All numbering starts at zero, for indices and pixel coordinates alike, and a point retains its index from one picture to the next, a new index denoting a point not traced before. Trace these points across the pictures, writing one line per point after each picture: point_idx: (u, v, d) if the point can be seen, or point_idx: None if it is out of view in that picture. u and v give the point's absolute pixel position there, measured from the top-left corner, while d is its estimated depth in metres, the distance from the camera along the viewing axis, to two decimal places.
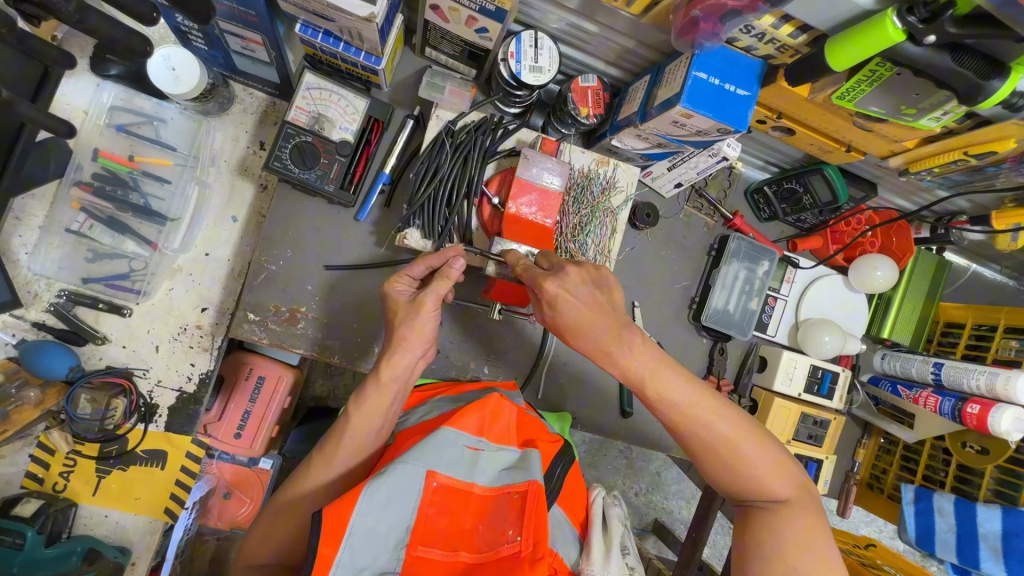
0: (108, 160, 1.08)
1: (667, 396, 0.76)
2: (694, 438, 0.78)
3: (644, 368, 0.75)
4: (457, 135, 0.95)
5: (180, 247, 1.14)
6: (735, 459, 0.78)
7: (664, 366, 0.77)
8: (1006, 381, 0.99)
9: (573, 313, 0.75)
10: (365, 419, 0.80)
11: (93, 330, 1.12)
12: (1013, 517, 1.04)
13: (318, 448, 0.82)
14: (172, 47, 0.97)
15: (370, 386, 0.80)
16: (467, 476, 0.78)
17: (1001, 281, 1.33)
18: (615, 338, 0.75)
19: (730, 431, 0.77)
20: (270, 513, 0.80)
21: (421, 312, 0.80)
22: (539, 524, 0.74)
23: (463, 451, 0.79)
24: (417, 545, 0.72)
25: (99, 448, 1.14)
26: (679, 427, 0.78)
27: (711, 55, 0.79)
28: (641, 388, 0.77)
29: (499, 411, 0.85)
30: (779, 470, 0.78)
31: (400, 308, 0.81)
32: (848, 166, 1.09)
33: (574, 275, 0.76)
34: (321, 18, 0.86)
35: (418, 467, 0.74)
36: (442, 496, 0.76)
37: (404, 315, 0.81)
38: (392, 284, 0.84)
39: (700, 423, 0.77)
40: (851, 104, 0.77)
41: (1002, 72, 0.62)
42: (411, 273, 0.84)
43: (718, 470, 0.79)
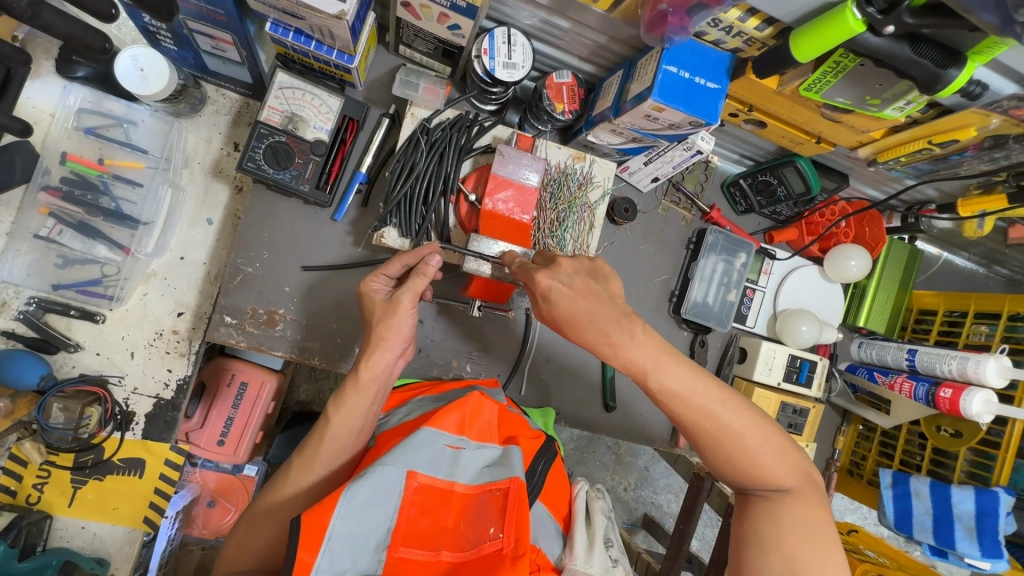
0: (76, 163, 1.05)
1: (669, 386, 0.75)
2: (697, 428, 0.77)
3: (647, 359, 0.74)
4: (432, 133, 0.95)
5: (154, 251, 1.12)
6: (741, 450, 0.77)
7: (669, 356, 0.75)
8: (976, 365, 1.01)
9: (563, 305, 0.74)
10: (346, 420, 0.80)
11: (65, 338, 1.10)
12: (986, 497, 1.01)
13: (298, 451, 0.81)
14: (140, 47, 0.96)
15: (349, 386, 0.80)
16: (448, 474, 0.78)
17: (971, 268, 1.36)
18: (614, 327, 0.73)
19: (733, 421, 0.77)
20: (249, 519, 0.79)
21: (399, 311, 0.80)
22: (521, 520, 0.74)
23: (443, 450, 0.79)
24: (399, 546, 0.72)
25: (74, 458, 1.12)
26: (682, 418, 0.77)
27: (680, 49, 0.80)
28: (646, 378, 0.75)
29: (479, 409, 0.85)
30: (783, 458, 0.78)
31: (378, 306, 0.81)
32: (820, 158, 1.11)
33: (562, 266, 0.75)
34: (290, 16, 0.85)
35: (398, 469, 0.74)
36: (423, 496, 0.76)
37: (382, 314, 0.80)
38: (368, 284, 0.83)
39: (702, 413, 0.76)
40: (818, 95, 0.79)
41: (959, 62, 0.64)
42: (388, 271, 0.84)
43: (721, 460, 0.78)
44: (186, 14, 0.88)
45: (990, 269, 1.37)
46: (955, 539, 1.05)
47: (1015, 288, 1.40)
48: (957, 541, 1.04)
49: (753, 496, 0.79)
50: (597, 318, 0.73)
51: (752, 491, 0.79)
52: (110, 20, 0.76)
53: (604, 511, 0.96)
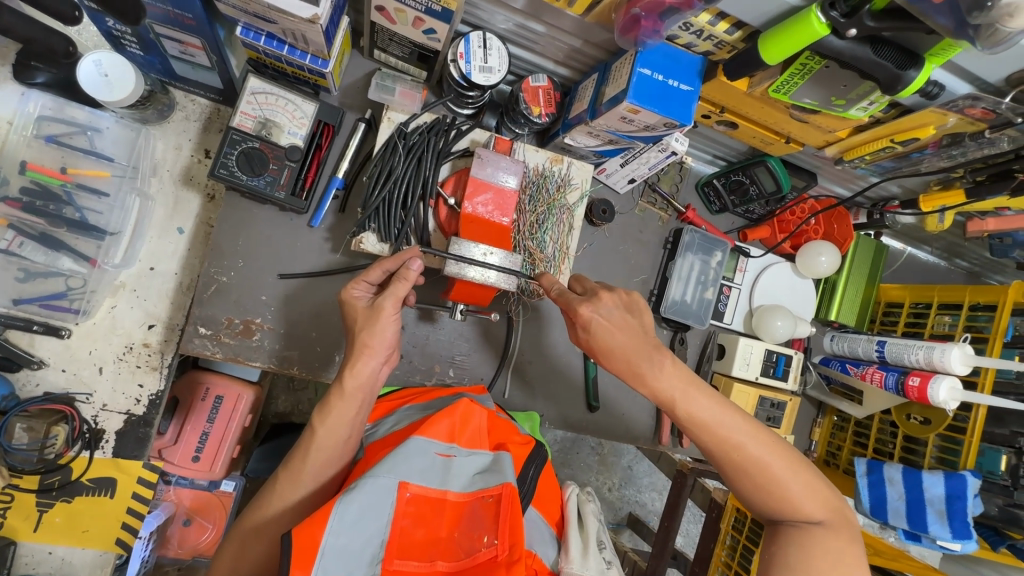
0: (36, 172, 1.00)
1: (695, 414, 0.80)
2: (725, 457, 0.80)
3: (672, 388, 0.79)
4: (409, 137, 0.94)
5: (122, 262, 1.09)
6: (771, 482, 0.79)
7: (694, 386, 0.81)
8: (942, 354, 1.05)
9: (603, 337, 0.80)
10: (331, 432, 0.78)
11: (28, 355, 1.06)
12: (956, 481, 1.04)
13: (284, 463, 0.79)
14: (103, 52, 0.93)
15: (334, 395, 0.78)
16: (440, 484, 0.78)
17: (933, 261, 1.42)
18: (645, 360, 0.79)
19: (760, 453, 0.79)
20: (234, 539, 0.76)
21: (381, 316, 0.78)
22: (516, 526, 0.74)
23: (434, 459, 0.79)
24: (394, 558, 0.71)
25: (39, 480, 1.07)
26: (712, 449, 0.80)
27: (653, 52, 0.82)
28: (675, 406, 0.80)
29: (468, 414, 0.85)
30: (811, 491, 0.79)
31: (359, 311, 0.81)
32: (789, 158, 1.14)
33: (607, 301, 0.82)
34: (261, 20, 0.84)
35: (390, 480, 0.73)
36: (416, 507, 0.75)
37: (365, 321, 0.79)
38: (349, 292, 0.82)
39: (730, 444, 0.79)
40: (786, 96, 0.81)
41: (918, 63, 0.66)
42: (369, 278, 0.83)
43: (748, 487, 0.80)
44: (153, 19, 0.86)
45: (951, 262, 1.43)
46: (927, 523, 1.08)
47: (974, 279, 1.47)
48: (930, 525, 1.08)
49: (783, 525, 0.80)
50: (631, 350, 0.79)
51: (780, 521, 0.80)
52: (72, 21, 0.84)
53: (596, 514, 0.96)
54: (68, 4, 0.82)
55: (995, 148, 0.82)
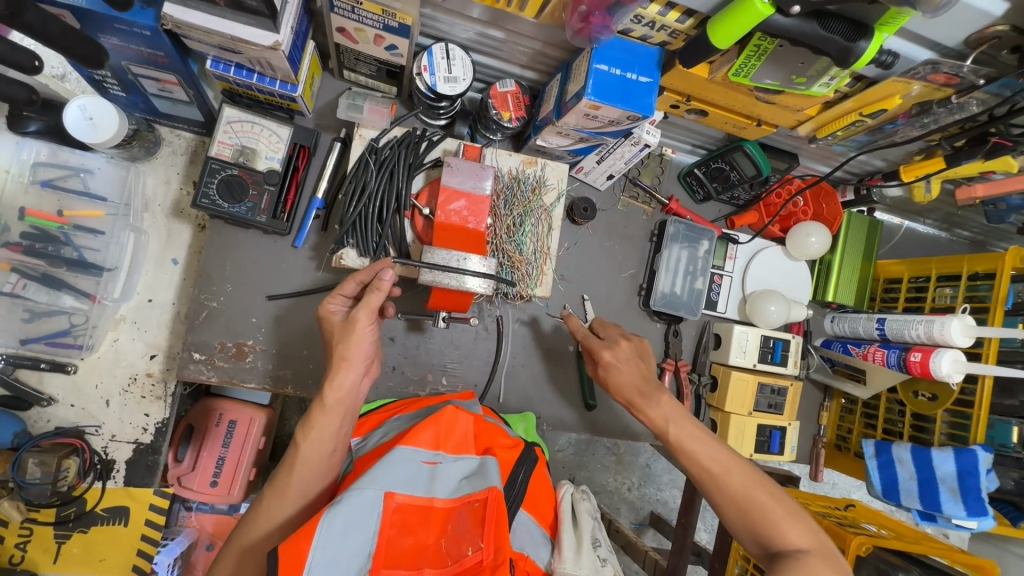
0: (36, 217, 1.04)
1: (685, 442, 0.89)
2: (710, 483, 0.86)
3: (665, 415, 0.91)
4: (380, 152, 0.96)
5: (121, 296, 1.14)
6: (753, 507, 0.84)
7: (683, 418, 0.91)
8: (942, 327, 1.03)
9: (616, 375, 0.93)
10: (316, 447, 0.79)
11: (37, 392, 1.10)
12: (966, 456, 1.01)
13: (271, 480, 0.80)
14: (88, 96, 0.96)
15: (317, 411, 0.80)
16: (426, 491, 0.78)
17: (933, 233, 1.38)
18: (644, 393, 0.92)
19: (740, 479, 0.85)
20: (226, 559, 0.77)
21: (355, 328, 0.80)
22: (502, 532, 0.74)
23: (420, 467, 0.79)
24: (381, 568, 0.71)
25: (56, 513, 1.12)
26: (699, 475, 0.88)
27: (609, 48, 0.82)
28: (667, 434, 0.91)
29: (454, 421, 0.86)
30: (794, 519, 0.82)
31: (337, 329, 0.82)
32: (766, 140, 1.14)
33: (625, 348, 0.93)
34: (228, 52, 0.86)
35: (374, 491, 0.73)
36: (402, 516, 0.75)
37: (342, 334, 0.81)
38: (325, 310, 0.85)
39: (714, 470, 0.87)
40: (747, 79, 0.80)
41: (867, 33, 0.65)
42: (343, 291, 0.84)
43: (733, 514, 0.84)
44: (129, 60, 0.90)
45: (952, 232, 1.40)
46: (940, 501, 1.04)
47: (978, 248, 1.43)
48: (943, 503, 1.04)
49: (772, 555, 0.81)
50: (637, 385, 0.92)
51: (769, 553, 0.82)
52: (33, 71, 0.80)
53: (592, 512, 0.96)
54: (26, 53, 0.77)
55: (964, 112, 0.80)
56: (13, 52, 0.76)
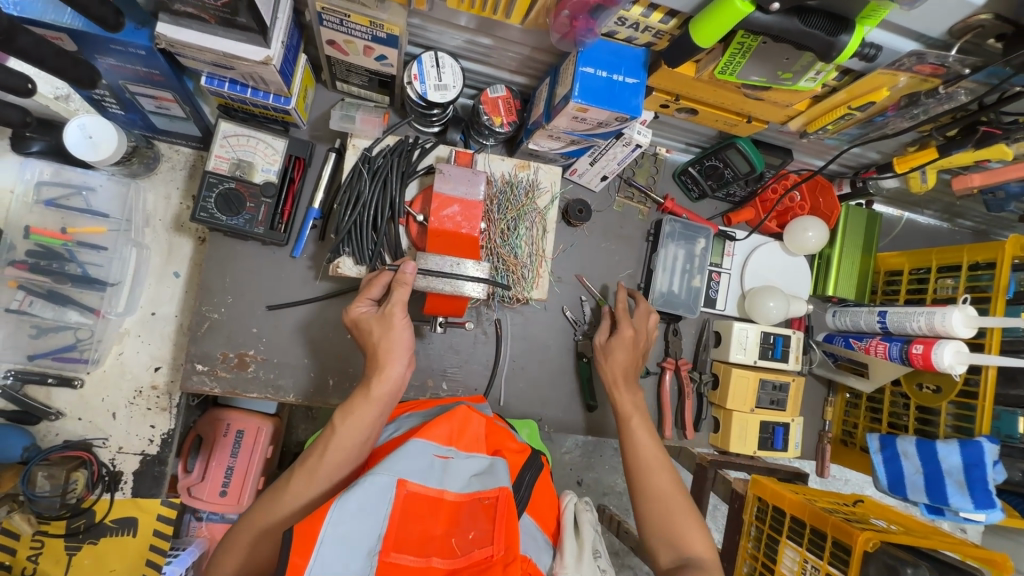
0: (40, 235, 1.07)
1: (636, 438, 0.95)
2: (640, 478, 0.91)
3: (629, 405, 0.99)
4: (374, 161, 0.98)
5: (125, 310, 1.15)
6: (671, 509, 0.88)
7: (640, 418, 0.98)
8: (943, 318, 1.02)
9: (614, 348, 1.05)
10: (351, 433, 0.80)
11: (45, 407, 1.12)
12: (971, 448, 1.00)
13: (300, 462, 0.80)
14: (88, 116, 0.99)
15: (360, 398, 0.82)
16: (439, 483, 0.78)
17: (934, 224, 1.37)
18: (626, 380, 1.02)
19: (666, 486, 0.90)
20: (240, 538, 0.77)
21: (393, 325, 0.85)
22: (513, 532, 0.75)
23: (432, 460, 0.79)
24: (390, 551, 0.70)
25: (66, 525, 1.14)
26: (634, 464, 0.93)
27: (595, 50, 0.83)
28: (626, 423, 0.98)
29: (467, 419, 0.87)
30: (699, 532, 0.87)
31: (376, 332, 0.86)
32: (759, 136, 1.13)
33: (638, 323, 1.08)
34: (221, 68, 0.88)
35: (388, 478, 0.73)
36: (414, 505, 0.75)
37: (381, 332, 0.85)
38: (353, 313, 0.88)
39: (648, 469, 0.92)
40: (733, 77, 0.80)
41: (849, 27, 0.66)
42: (370, 294, 0.89)
43: (648, 512, 0.89)
44: (126, 79, 0.92)
45: (954, 223, 1.39)
46: (947, 495, 1.03)
47: (981, 238, 1.42)
48: (950, 497, 1.02)
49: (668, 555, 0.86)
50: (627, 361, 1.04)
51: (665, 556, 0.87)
52: (26, 94, 0.82)
53: (594, 523, 0.95)
54: (20, 77, 0.80)
55: (953, 102, 0.80)
56: (8, 77, 0.78)
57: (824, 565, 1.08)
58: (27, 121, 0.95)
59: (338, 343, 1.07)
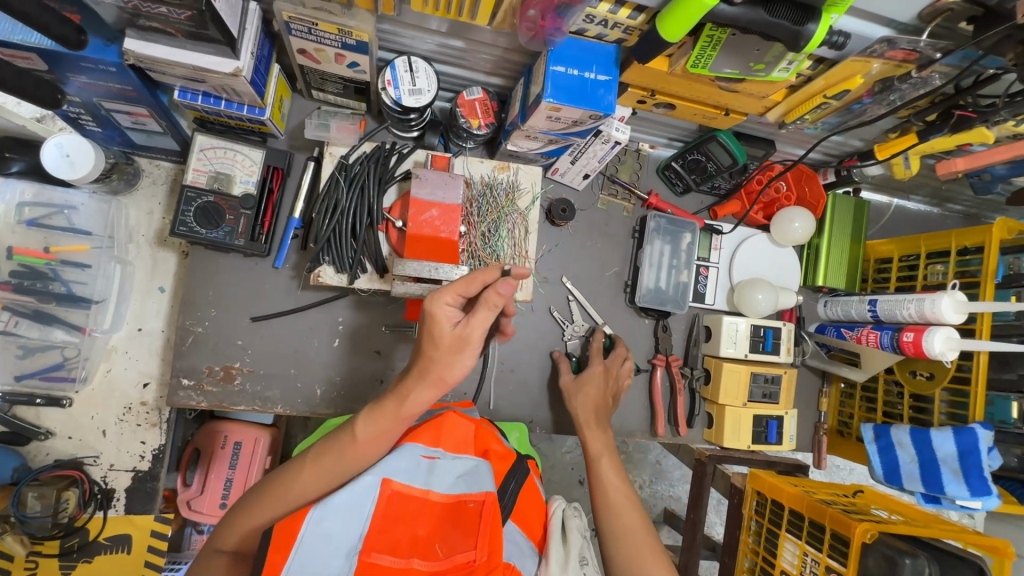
0: (23, 255, 1.06)
1: (604, 476, 0.95)
2: (606, 515, 0.91)
3: (600, 445, 1.01)
4: (351, 168, 0.97)
5: (111, 327, 1.15)
6: (636, 545, 0.86)
7: (608, 458, 0.99)
8: (932, 304, 1.01)
9: (586, 385, 1.08)
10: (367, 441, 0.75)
11: (34, 427, 1.12)
12: (965, 435, 0.98)
13: (309, 455, 0.77)
14: (64, 135, 0.99)
15: (390, 404, 0.75)
16: (422, 484, 0.77)
17: (924, 209, 1.36)
18: (594, 419, 1.05)
19: (633, 524, 0.89)
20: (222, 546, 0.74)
21: (467, 349, 0.69)
22: (496, 538, 0.73)
23: (419, 460, 0.79)
24: (370, 551, 0.68)
25: (60, 545, 1.14)
26: (601, 499, 0.93)
27: (565, 49, 0.82)
28: (595, 462, 0.98)
29: (449, 424, 0.86)
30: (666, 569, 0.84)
31: (441, 334, 0.69)
32: (741, 128, 1.12)
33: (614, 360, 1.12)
34: (193, 81, 0.87)
35: (373, 476, 0.74)
36: (396, 507, 0.74)
37: (449, 350, 0.70)
38: (438, 303, 0.69)
39: (614, 507, 0.91)
40: (706, 70, 0.79)
41: (815, 15, 0.65)
42: (463, 290, 0.69)
43: (613, 552, 0.87)
44: (100, 96, 0.92)
45: (943, 207, 1.38)
46: (943, 484, 1.02)
47: (973, 221, 1.41)
48: (946, 485, 1.01)
49: None
50: (594, 394, 1.07)
51: None
52: None
53: (583, 530, 0.94)
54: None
55: (929, 86, 0.79)
56: None
57: (823, 559, 1.06)
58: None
59: (324, 353, 1.07)
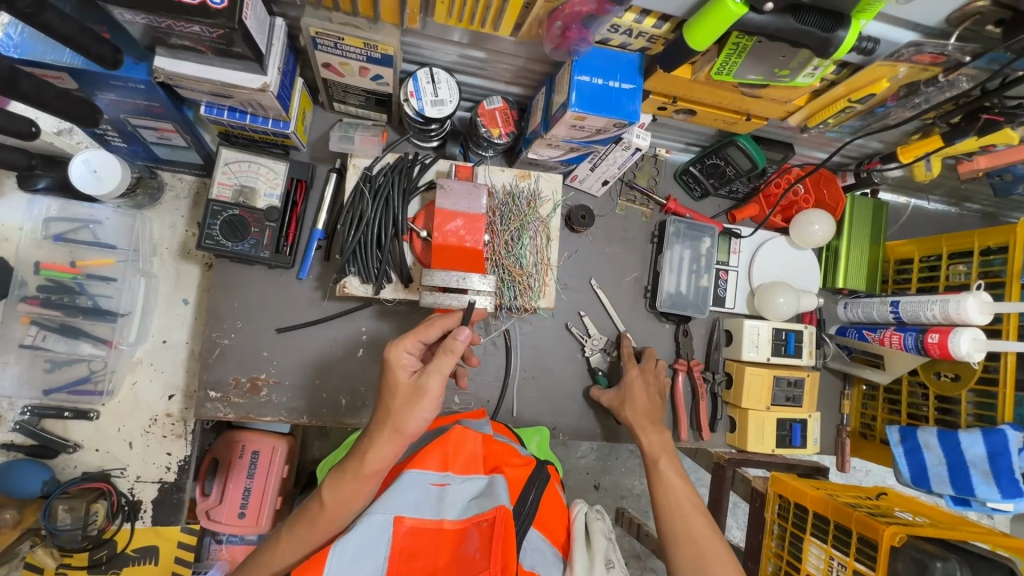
0: (50, 270, 1.10)
1: (666, 481, 0.95)
2: (671, 523, 0.90)
3: (655, 446, 1.00)
4: (375, 179, 0.98)
5: (136, 340, 1.16)
6: (703, 554, 0.86)
7: (668, 460, 0.98)
8: (956, 305, 1.00)
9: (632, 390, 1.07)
10: (341, 502, 0.78)
11: (62, 440, 1.13)
12: (994, 437, 0.98)
13: (287, 524, 0.81)
14: (91, 150, 1.00)
15: (351, 474, 0.77)
16: (435, 513, 0.78)
17: (941, 209, 1.36)
18: (648, 421, 1.03)
19: (700, 530, 0.88)
20: None
21: (425, 398, 0.74)
22: (510, 552, 0.72)
23: (429, 489, 0.80)
24: None
25: (89, 557, 1.15)
26: (664, 508, 0.92)
27: (589, 58, 0.83)
28: (654, 465, 0.98)
29: (462, 443, 0.86)
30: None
31: (398, 380, 0.76)
32: (760, 132, 1.13)
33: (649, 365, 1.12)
34: (220, 97, 0.89)
35: (385, 516, 0.75)
36: (413, 542, 0.76)
37: (406, 400, 0.75)
38: (397, 352, 0.77)
39: (680, 514, 0.91)
40: (730, 77, 0.80)
41: (844, 23, 0.65)
42: (422, 337, 0.78)
43: (681, 560, 0.87)
44: (127, 113, 0.93)
45: (961, 207, 1.37)
46: (973, 486, 1.01)
47: (991, 220, 1.40)
48: (976, 488, 1.01)
49: None
50: (638, 396, 1.06)
51: None
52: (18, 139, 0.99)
53: (606, 532, 0.93)
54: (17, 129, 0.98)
55: (955, 90, 0.79)
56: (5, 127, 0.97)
57: (851, 562, 1.06)
58: (31, 164, 1.01)
59: (348, 363, 1.07)
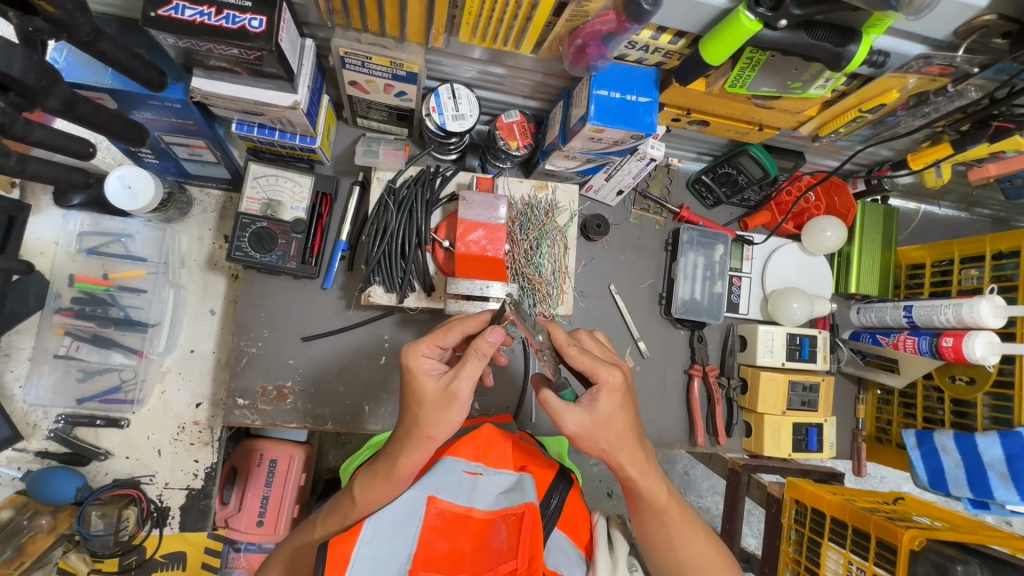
0: (84, 283, 1.14)
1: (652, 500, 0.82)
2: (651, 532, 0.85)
3: (632, 472, 0.79)
4: (398, 192, 1.01)
5: (166, 349, 1.19)
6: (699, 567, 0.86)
7: (652, 476, 0.80)
8: (970, 309, 1.01)
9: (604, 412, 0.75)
10: (370, 497, 0.79)
11: (94, 448, 1.16)
12: (1012, 439, 0.99)
13: (321, 516, 0.85)
14: (126, 167, 1.04)
15: (382, 469, 0.78)
16: (467, 499, 0.81)
17: (952, 214, 1.37)
18: (619, 444, 0.76)
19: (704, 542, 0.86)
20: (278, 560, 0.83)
21: (455, 404, 0.74)
22: (537, 546, 0.75)
23: (462, 476, 0.83)
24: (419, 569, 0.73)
25: (119, 562, 1.17)
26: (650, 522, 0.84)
27: (607, 73, 0.86)
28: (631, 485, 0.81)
29: (492, 442, 0.89)
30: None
31: (425, 388, 0.74)
32: (771, 142, 1.15)
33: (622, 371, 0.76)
34: (252, 114, 0.92)
35: (419, 493, 0.79)
36: (443, 524, 0.79)
37: (435, 407, 0.74)
38: (417, 358, 0.75)
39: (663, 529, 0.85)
40: (744, 89, 0.83)
41: (856, 37, 0.68)
42: (440, 341, 0.77)
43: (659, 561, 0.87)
44: (162, 130, 0.97)
45: (972, 212, 1.39)
46: (992, 488, 1.02)
47: (1001, 225, 1.42)
48: (995, 490, 1.01)
49: None
50: (616, 418, 0.75)
51: None
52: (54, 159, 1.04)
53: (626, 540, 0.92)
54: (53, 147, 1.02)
55: (964, 99, 0.82)
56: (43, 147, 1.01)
57: (869, 567, 1.06)
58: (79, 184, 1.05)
59: (371, 370, 1.10)
